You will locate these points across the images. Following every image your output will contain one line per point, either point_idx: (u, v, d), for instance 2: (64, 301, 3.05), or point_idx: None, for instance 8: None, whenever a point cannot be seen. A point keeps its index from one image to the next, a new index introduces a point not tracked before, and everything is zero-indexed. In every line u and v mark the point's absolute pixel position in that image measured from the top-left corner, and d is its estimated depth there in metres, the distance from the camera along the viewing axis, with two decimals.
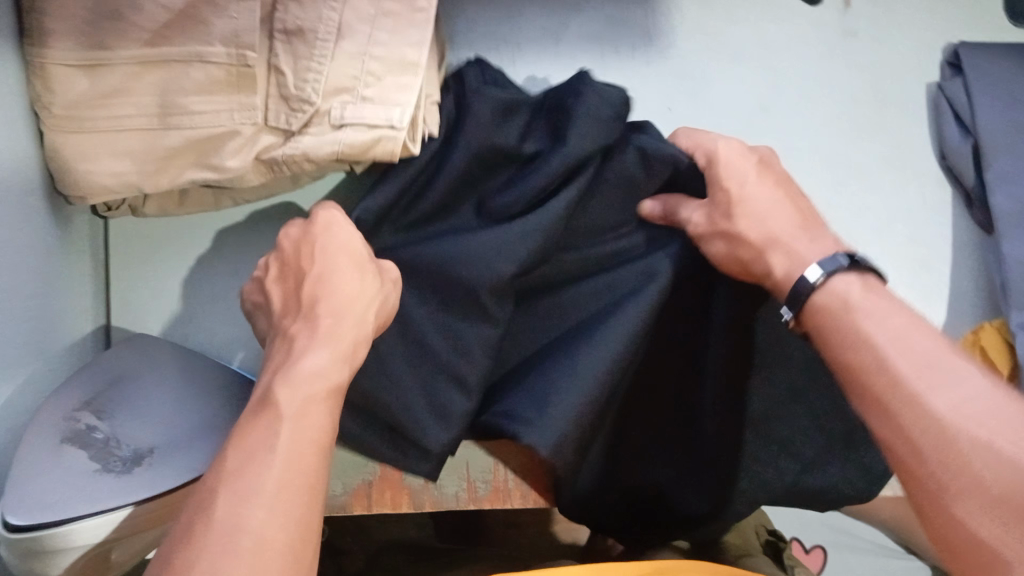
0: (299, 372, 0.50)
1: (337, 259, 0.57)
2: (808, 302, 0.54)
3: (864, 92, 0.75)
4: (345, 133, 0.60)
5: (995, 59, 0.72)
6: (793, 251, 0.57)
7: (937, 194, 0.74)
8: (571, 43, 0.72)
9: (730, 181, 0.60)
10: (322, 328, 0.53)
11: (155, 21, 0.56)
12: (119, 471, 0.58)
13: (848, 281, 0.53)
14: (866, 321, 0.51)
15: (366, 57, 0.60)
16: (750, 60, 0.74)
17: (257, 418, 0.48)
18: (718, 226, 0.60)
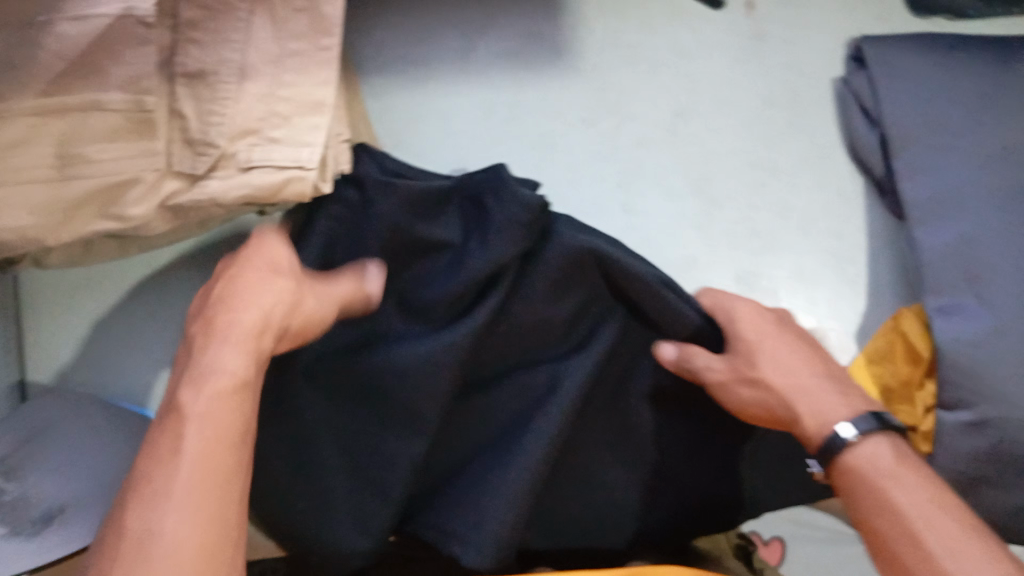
0: (206, 372, 0.46)
1: (254, 263, 0.53)
2: (838, 459, 0.51)
3: (778, 89, 0.73)
4: (253, 175, 0.59)
5: (905, 48, 0.69)
6: (817, 401, 0.53)
7: (851, 186, 0.73)
8: (481, 61, 0.70)
9: (751, 333, 0.58)
10: (219, 329, 0.48)
11: (49, 71, 0.55)
12: (28, 535, 0.52)
13: (880, 448, 0.50)
14: (901, 488, 0.48)
15: (273, 99, 0.60)
16: (661, 65, 0.72)
17: (165, 427, 0.44)
18: (743, 374, 0.57)
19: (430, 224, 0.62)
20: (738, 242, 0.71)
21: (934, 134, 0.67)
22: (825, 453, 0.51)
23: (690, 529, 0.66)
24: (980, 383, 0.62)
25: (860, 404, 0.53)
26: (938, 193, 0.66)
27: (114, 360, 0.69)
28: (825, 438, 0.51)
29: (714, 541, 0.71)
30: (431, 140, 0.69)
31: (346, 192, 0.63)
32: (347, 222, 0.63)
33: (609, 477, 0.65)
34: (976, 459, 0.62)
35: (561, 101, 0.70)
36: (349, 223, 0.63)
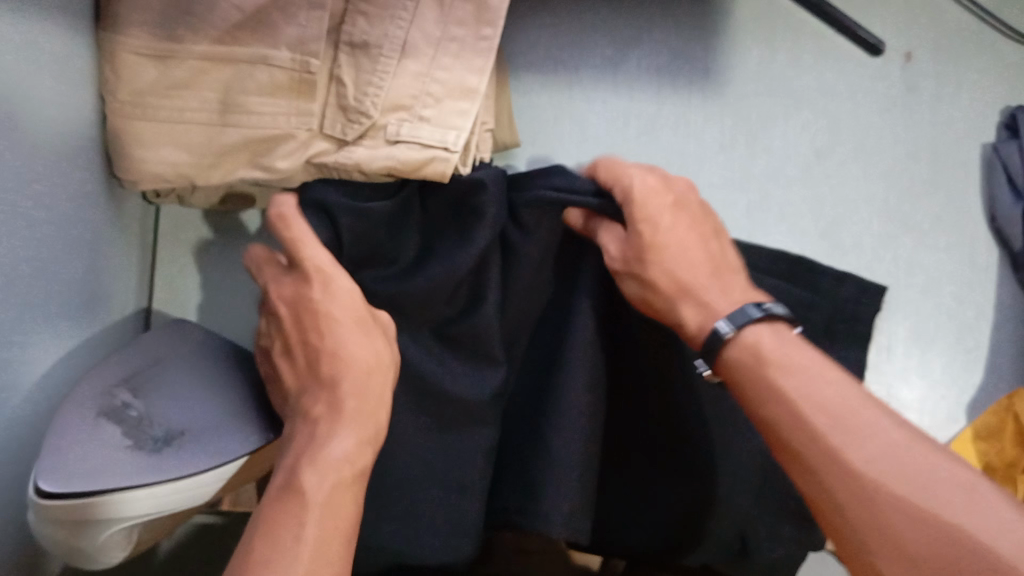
0: (327, 461, 0.48)
1: (341, 318, 0.53)
2: (723, 354, 0.50)
3: (924, 145, 0.71)
4: (399, 149, 0.61)
5: None
6: (703, 300, 0.53)
7: (983, 255, 0.71)
8: (629, 73, 0.71)
9: (642, 220, 0.54)
10: (323, 410, 0.50)
11: (224, 21, 0.57)
12: (152, 451, 0.51)
13: (760, 330, 0.49)
14: (783, 369, 0.47)
15: (427, 79, 0.62)
16: (809, 103, 0.71)
17: (284, 505, 0.46)
18: (633, 269, 0.55)
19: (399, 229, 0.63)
20: None
21: None
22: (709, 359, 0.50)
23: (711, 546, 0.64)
24: None
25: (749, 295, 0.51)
26: None
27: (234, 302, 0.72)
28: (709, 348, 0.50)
29: None
30: (568, 143, 0.69)
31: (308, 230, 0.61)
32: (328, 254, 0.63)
33: (642, 482, 0.66)
34: None
35: (702, 123, 0.71)
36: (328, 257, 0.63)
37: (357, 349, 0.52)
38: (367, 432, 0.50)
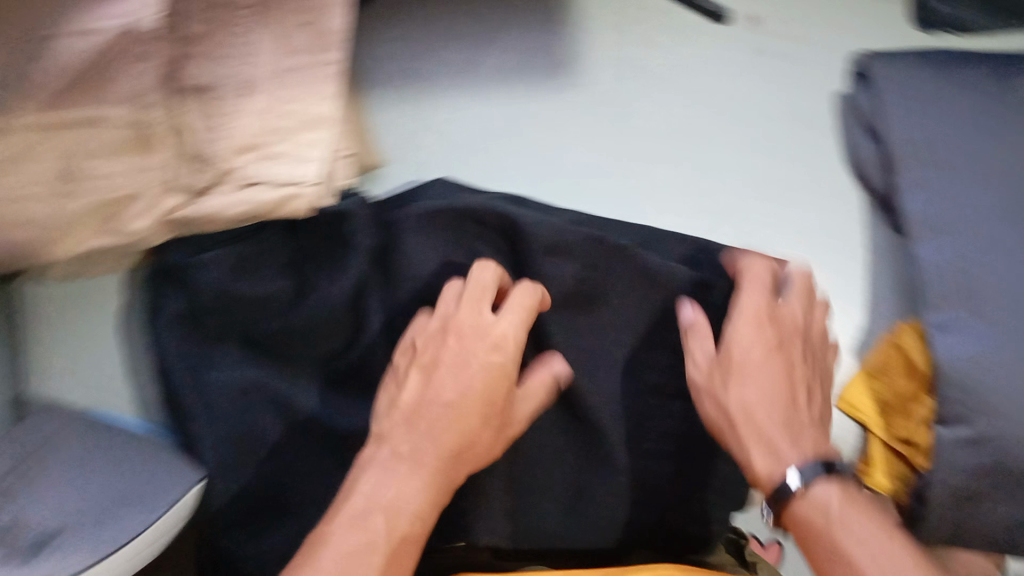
0: (397, 516, 0.53)
1: (473, 409, 0.57)
2: (789, 506, 0.55)
3: (780, 104, 0.73)
4: (253, 192, 0.60)
5: (913, 68, 0.69)
6: (769, 444, 0.57)
7: (852, 200, 0.73)
8: (483, 76, 0.70)
9: (739, 354, 0.60)
10: (409, 454, 0.56)
11: (55, 81, 0.56)
12: (22, 561, 0.55)
13: (828, 490, 0.55)
14: (848, 535, 0.53)
15: (273, 115, 0.60)
16: (665, 81, 0.72)
17: (351, 533, 0.52)
18: (713, 388, 0.60)
19: (261, 278, 0.63)
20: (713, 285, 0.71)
21: (938, 157, 0.67)
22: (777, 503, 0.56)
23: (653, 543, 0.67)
24: (976, 399, 0.63)
25: (825, 450, 0.57)
26: (936, 213, 0.67)
27: (103, 370, 0.69)
28: (774, 483, 0.56)
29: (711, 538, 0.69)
30: (432, 157, 0.69)
31: (168, 305, 0.62)
32: (189, 318, 0.62)
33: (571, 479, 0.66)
34: (972, 474, 0.64)
35: (562, 115, 0.70)
36: (190, 320, 0.63)
37: (454, 433, 0.57)
38: (436, 498, 0.55)
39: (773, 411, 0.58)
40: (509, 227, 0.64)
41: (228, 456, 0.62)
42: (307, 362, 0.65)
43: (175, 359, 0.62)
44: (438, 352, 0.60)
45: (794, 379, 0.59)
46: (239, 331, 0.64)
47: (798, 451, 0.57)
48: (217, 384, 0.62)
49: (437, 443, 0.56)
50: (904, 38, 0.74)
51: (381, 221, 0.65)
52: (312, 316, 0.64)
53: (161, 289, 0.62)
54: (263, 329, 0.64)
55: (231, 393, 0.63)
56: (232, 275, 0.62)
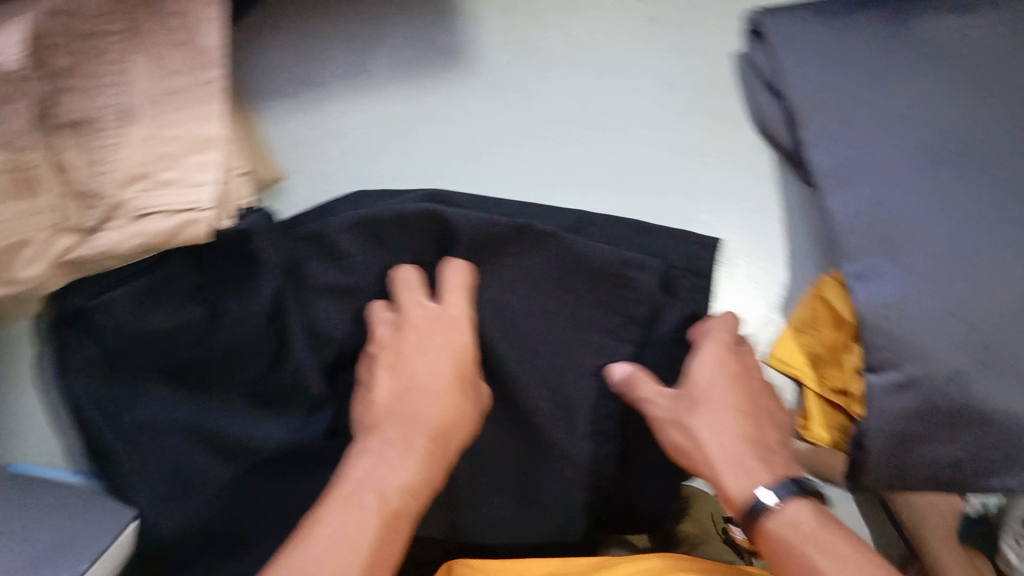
0: (390, 492, 0.51)
1: (449, 373, 0.57)
2: (760, 526, 0.53)
3: (679, 70, 0.72)
4: (147, 223, 0.57)
5: (803, 21, 0.70)
6: (744, 468, 0.55)
7: (761, 158, 0.72)
8: (376, 73, 0.68)
9: (703, 388, 0.59)
10: (400, 437, 0.54)
11: None
12: None
13: (800, 510, 0.53)
14: (819, 552, 0.51)
15: (158, 141, 0.58)
16: (562, 58, 0.71)
17: (343, 514, 0.50)
18: (679, 418, 0.58)
19: (167, 309, 0.62)
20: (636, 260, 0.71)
21: (838, 106, 0.68)
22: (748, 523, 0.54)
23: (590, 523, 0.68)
24: (902, 343, 0.64)
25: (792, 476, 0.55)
26: (844, 162, 0.67)
27: (14, 422, 0.67)
28: (747, 501, 0.54)
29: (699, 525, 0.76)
30: (334, 159, 0.67)
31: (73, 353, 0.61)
32: (99, 360, 0.61)
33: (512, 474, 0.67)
34: (905, 416, 0.64)
35: (461, 103, 0.69)
36: (100, 363, 0.61)
37: (436, 409, 0.55)
38: (430, 476, 0.53)
39: (742, 434, 0.56)
40: (443, 228, 0.64)
41: (159, 494, 0.62)
42: (234, 386, 0.64)
43: (89, 405, 0.61)
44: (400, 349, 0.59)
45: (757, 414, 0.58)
46: (152, 367, 0.62)
47: (771, 474, 0.55)
48: (140, 422, 0.62)
49: (422, 423, 0.54)
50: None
51: (288, 238, 0.63)
52: (225, 342, 0.63)
53: (65, 335, 0.61)
54: (178, 360, 0.62)
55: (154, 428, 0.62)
56: (132, 308, 0.61)
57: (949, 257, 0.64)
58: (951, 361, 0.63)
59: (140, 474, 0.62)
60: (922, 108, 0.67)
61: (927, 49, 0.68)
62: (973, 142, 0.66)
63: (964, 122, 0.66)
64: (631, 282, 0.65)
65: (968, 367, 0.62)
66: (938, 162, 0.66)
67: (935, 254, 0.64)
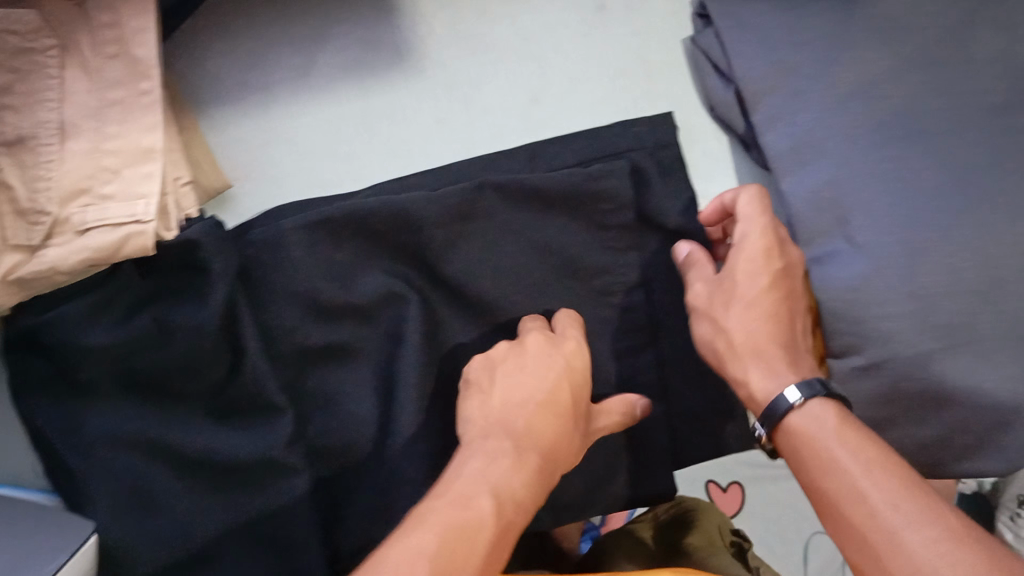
0: (504, 498, 0.52)
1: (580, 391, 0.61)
2: (785, 422, 0.53)
3: (629, 58, 0.72)
4: (91, 237, 0.57)
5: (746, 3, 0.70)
6: (768, 365, 0.56)
7: (717, 144, 0.72)
8: (321, 74, 0.68)
9: (743, 268, 0.58)
10: (512, 448, 0.56)
11: None
12: None
13: (824, 411, 0.52)
14: (841, 446, 0.50)
15: (99, 154, 0.58)
16: (509, 51, 0.70)
17: (459, 512, 0.50)
18: (713, 311, 0.59)
19: (120, 321, 0.61)
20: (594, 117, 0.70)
21: (789, 84, 0.67)
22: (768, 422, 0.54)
23: (603, 505, 0.70)
24: (863, 326, 0.63)
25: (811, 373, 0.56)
26: (798, 142, 0.66)
27: None
28: (770, 399, 0.54)
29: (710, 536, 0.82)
30: (284, 163, 0.67)
31: (34, 364, 0.62)
32: (58, 377, 0.62)
33: None
34: (876, 399, 0.64)
35: (412, 102, 0.69)
36: (59, 379, 0.62)
37: (548, 426, 0.58)
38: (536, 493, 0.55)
39: (772, 336, 0.57)
40: (402, 223, 0.63)
41: (124, 514, 0.61)
42: (196, 399, 0.63)
43: (48, 423, 0.61)
44: (518, 359, 0.62)
45: (792, 306, 0.58)
46: (110, 381, 0.61)
47: (798, 372, 0.55)
48: (99, 437, 0.61)
49: (533, 436, 0.57)
50: None
51: (239, 243, 0.63)
52: (182, 354, 0.61)
53: (27, 350, 0.62)
54: (137, 374, 0.61)
55: (115, 445, 0.61)
56: (91, 320, 0.60)
57: (906, 237, 0.62)
58: (915, 344, 0.62)
59: (102, 491, 0.60)
60: (876, 83, 0.65)
61: (878, 23, 0.67)
62: (930, 116, 0.64)
63: (917, 97, 0.65)
64: (606, 191, 0.65)
65: (938, 348, 0.62)
66: (894, 138, 0.64)
67: (892, 234, 0.62)
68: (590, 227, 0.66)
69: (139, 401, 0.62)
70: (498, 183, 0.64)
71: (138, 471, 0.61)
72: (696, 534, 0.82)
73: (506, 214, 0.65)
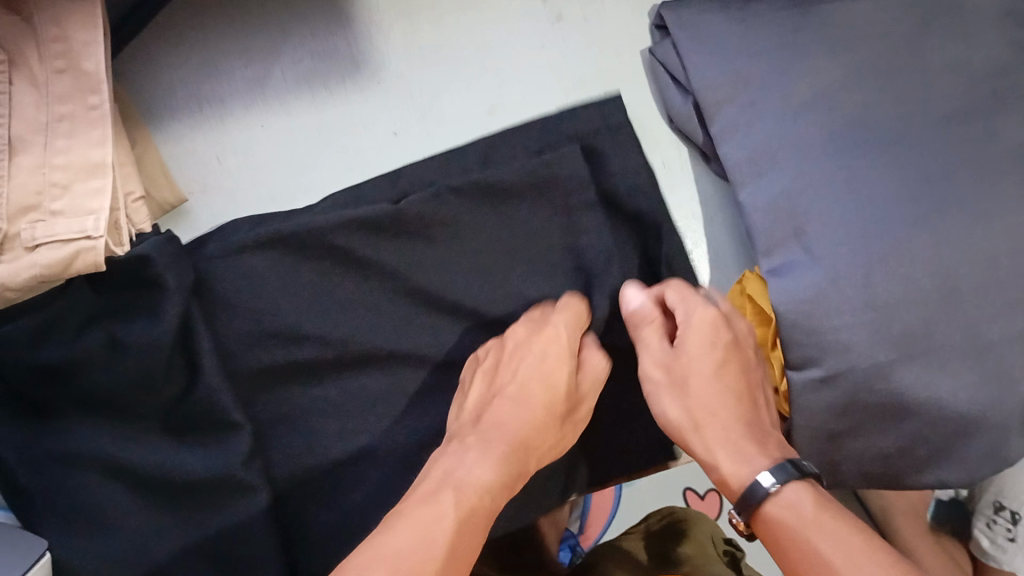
0: (471, 486, 0.52)
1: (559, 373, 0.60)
2: (760, 510, 0.52)
3: (586, 69, 0.72)
4: (40, 254, 0.57)
5: (703, 12, 0.70)
6: (736, 447, 0.55)
7: (676, 155, 0.72)
8: (277, 87, 0.68)
9: (699, 347, 0.59)
10: (479, 441, 0.56)
11: None
12: None
13: (800, 494, 0.51)
14: (825, 540, 0.49)
15: (48, 169, 0.58)
16: (467, 63, 0.70)
17: (424, 509, 0.49)
18: (675, 390, 0.58)
19: (71, 338, 0.60)
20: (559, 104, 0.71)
21: (744, 93, 0.67)
22: (746, 509, 0.52)
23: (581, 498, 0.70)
24: (820, 338, 0.63)
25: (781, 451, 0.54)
26: (755, 151, 0.66)
27: None
28: (744, 486, 0.53)
29: (701, 549, 0.84)
30: (240, 178, 0.67)
31: None
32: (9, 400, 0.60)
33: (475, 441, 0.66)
34: (834, 408, 0.64)
35: (369, 114, 0.69)
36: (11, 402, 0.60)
37: (520, 421, 0.57)
38: (508, 479, 0.54)
39: (735, 413, 0.57)
40: (363, 228, 0.63)
41: (82, 534, 0.60)
42: (152, 415, 0.62)
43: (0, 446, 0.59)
44: (500, 357, 0.62)
45: (748, 382, 0.59)
46: (63, 401, 0.61)
47: (768, 455, 0.54)
48: (53, 455, 0.60)
49: (505, 431, 0.56)
50: None
51: (194, 258, 0.62)
52: (137, 370, 0.60)
53: None
54: (90, 393, 0.60)
55: (71, 464, 0.60)
56: (40, 338, 0.59)
57: (862, 246, 0.62)
58: (871, 354, 0.61)
59: (53, 509, 0.59)
60: (830, 93, 0.65)
61: (831, 34, 0.67)
62: (884, 126, 0.64)
63: (871, 107, 0.65)
64: (558, 178, 0.67)
65: (894, 359, 0.61)
66: (846, 147, 0.64)
67: (846, 244, 0.62)
68: (547, 215, 0.67)
69: (95, 420, 0.61)
70: (454, 187, 0.65)
71: (94, 492, 0.60)
72: (689, 546, 0.84)
73: (463, 218, 0.65)
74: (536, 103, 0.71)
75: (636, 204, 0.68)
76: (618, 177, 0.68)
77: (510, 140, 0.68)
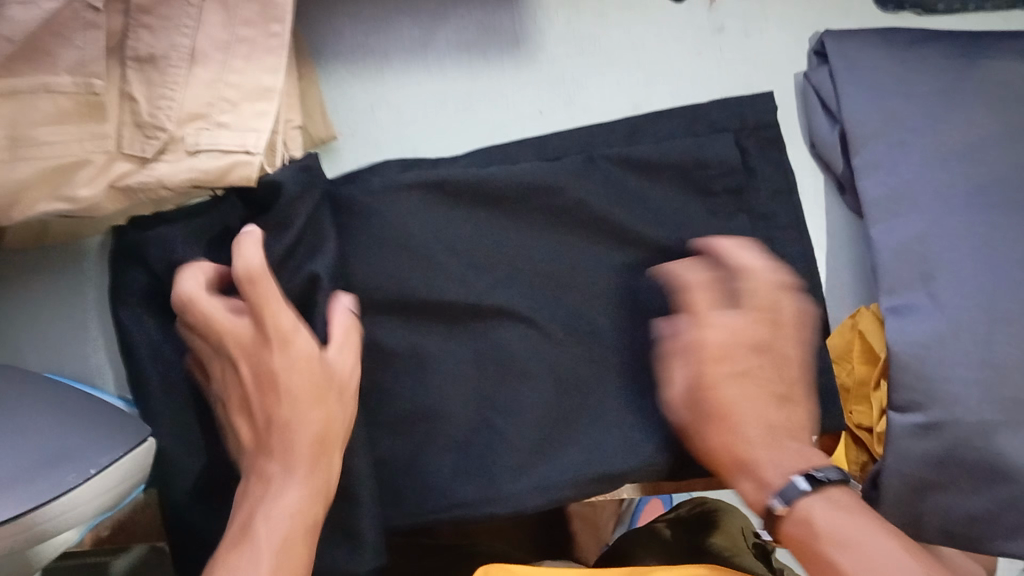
0: (280, 520, 0.54)
1: (307, 357, 0.57)
2: (781, 528, 0.57)
3: (738, 84, 0.73)
4: (200, 160, 0.60)
5: (866, 44, 0.70)
6: (757, 480, 0.59)
7: (812, 181, 0.73)
8: (439, 49, 0.70)
9: (712, 383, 0.60)
10: (280, 463, 0.56)
11: (13, 41, 0.55)
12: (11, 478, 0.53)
13: (814, 505, 0.56)
14: (835, 549, 0.54)
15: (220, 85, 0.61)
16: (620, 58, 0.72)
17: (240, 551, 0.53)
18: (694, 423, 0.62)
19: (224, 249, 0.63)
20: (706, 95, 0.72)
21: (892, 133, 0.67)
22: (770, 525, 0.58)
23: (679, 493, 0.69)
24: (930, 385, 0.62)
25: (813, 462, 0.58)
26: (895, 191, 0.66)
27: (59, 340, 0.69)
28: (763, 509, 0.58)
29: (733, 540, 0.85)
30: (387, 129, 0.69)
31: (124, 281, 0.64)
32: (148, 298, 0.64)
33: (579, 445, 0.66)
34: (928, 460, 0.63)
35: (518, 90, 0.71)
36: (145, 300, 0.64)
37: (306, 422, 0.57)
38: (316, 494, 0.56)
39: (754, 441, 0.60)
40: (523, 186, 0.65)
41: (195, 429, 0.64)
42: None
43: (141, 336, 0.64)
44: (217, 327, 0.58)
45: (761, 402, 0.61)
46: None
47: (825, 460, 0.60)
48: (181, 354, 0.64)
49: (289, 436, 0.56)
50: (860, 18, 0.74)
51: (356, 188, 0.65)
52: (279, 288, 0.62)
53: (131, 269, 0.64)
54: None
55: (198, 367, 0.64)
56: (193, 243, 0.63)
57: (989, 304, 0.62)
58: (979, 412, 0.61)
59: (187, 410, 0.65)
60: (979, 148, 0.65)
61: (992, 91, 0.67)
62: None
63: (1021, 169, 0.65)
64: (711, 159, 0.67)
65: (998, 421, 0.61)
66: (985, 206, 0.64)
67: (972, 298, 0.62)
68: (688, 201, 0.67)
69: None
70: (606, 155, 0.67)
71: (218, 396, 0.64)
72: (722, 537, 0.85)
73: (612, 185, 0.67)
74: (682, 99, 0.72)
75: (772, 210, 0.69)
76: (759, 179, 0.69)
77: (661, 126, 0.69)
